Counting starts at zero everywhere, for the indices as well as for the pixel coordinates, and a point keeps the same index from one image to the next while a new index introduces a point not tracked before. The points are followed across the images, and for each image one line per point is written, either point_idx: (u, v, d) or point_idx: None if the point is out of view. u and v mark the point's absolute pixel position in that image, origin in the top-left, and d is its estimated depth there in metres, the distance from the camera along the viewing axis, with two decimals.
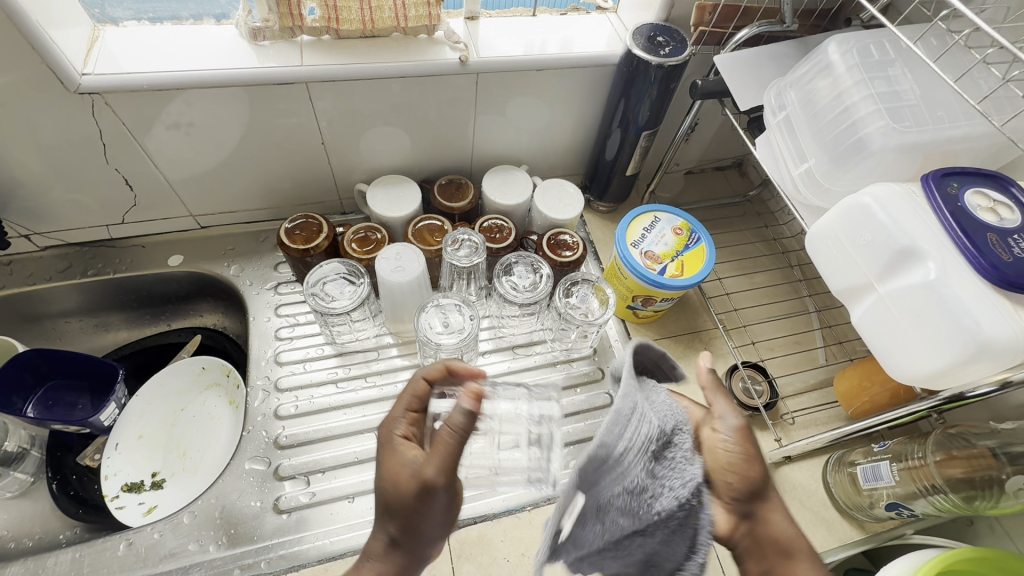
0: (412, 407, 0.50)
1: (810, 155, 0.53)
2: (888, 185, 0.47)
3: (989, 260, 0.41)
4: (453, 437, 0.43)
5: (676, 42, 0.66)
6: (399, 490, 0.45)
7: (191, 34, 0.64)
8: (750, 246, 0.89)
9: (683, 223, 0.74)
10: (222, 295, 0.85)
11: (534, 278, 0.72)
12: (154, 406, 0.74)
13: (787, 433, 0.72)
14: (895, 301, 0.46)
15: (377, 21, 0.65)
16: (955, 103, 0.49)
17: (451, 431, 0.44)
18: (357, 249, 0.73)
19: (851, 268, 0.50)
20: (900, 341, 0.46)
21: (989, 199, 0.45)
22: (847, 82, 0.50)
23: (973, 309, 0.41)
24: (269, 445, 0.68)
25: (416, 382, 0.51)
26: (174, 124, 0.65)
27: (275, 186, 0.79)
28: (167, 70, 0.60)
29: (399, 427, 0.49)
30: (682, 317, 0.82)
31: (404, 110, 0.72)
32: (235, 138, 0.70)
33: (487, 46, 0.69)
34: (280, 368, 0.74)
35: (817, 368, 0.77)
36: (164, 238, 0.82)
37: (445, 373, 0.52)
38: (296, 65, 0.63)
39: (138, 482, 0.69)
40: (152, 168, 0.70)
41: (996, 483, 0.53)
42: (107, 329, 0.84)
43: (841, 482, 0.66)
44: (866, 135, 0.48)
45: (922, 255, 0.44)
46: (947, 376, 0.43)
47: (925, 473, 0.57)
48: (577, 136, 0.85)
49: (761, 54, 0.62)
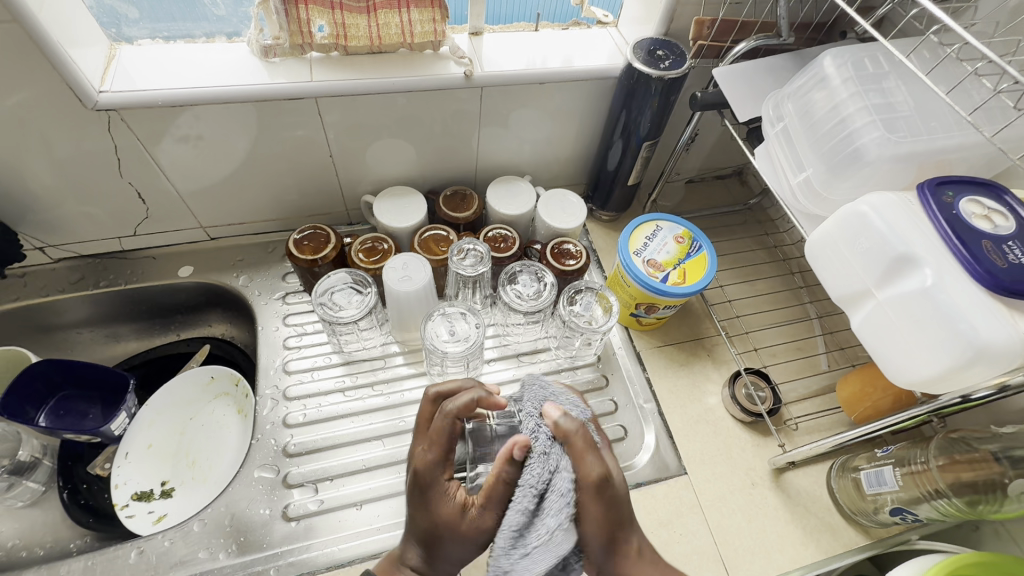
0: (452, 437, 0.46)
1: (808, 165, 0.55)
2: (884, 194, 0.48)
3: (986, 267, 0.42)
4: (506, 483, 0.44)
5: (675, 55, 0.68)
6: (451, 528, 0.45)
7: (203, 51, 0.66)
8: (752, 254, 0.90)
9: (685, 232, 0.75)
10: (230, 305, 0.86)
11: (538, 286, 0.73)
12: (164, 415, 0.75)
13: (791, 439, 0.73)
14: (893, 307, 0.47)
15: (384, 37, 0.67)
16: (948, 114, 0.50)
17: (500, 484, 0.45)
18: (364, 259, 0.75)
19: (851, 275, 0.50)
20: (900, 347, 0.47)
21: (984, 207, 0.46)
22: (843, 94, 0.51)
23: (969, 314, 0.42)
24: (278, 454, 0.69)
25: (443, 416, 0.45)
26: (184, 137, 0.67)
27: (284, 198, 0.81)
28: (182, 87, 0.62)
29: (443, 467, 0.46)
30: (684, 325, 0.83)
31: (409, 123, 0.74)
32: (244, 151, 0.71)
33: (490, 60, 0.71)
34: (288, 377, 0.75)
35: (819, 374, 0.78)
36: (174, 250, 0.83)
37: (469, 405, 0.46)
38: (305, 80, 0.65)
39: (147, 491, 0.69)
40: (164, 182, 0.72)
41: (999, 486, 0.53)
42: (117, 340, 0.86)
43: (845, 488, 0.67)
44: (862, 146, 0.49)
45: (918, 262, 0.45)
46: (946, 380, 0.44)
47: (928, 478, 0.58)
48: (579, 148, 0.86)
49: (758, 66, 0.64)
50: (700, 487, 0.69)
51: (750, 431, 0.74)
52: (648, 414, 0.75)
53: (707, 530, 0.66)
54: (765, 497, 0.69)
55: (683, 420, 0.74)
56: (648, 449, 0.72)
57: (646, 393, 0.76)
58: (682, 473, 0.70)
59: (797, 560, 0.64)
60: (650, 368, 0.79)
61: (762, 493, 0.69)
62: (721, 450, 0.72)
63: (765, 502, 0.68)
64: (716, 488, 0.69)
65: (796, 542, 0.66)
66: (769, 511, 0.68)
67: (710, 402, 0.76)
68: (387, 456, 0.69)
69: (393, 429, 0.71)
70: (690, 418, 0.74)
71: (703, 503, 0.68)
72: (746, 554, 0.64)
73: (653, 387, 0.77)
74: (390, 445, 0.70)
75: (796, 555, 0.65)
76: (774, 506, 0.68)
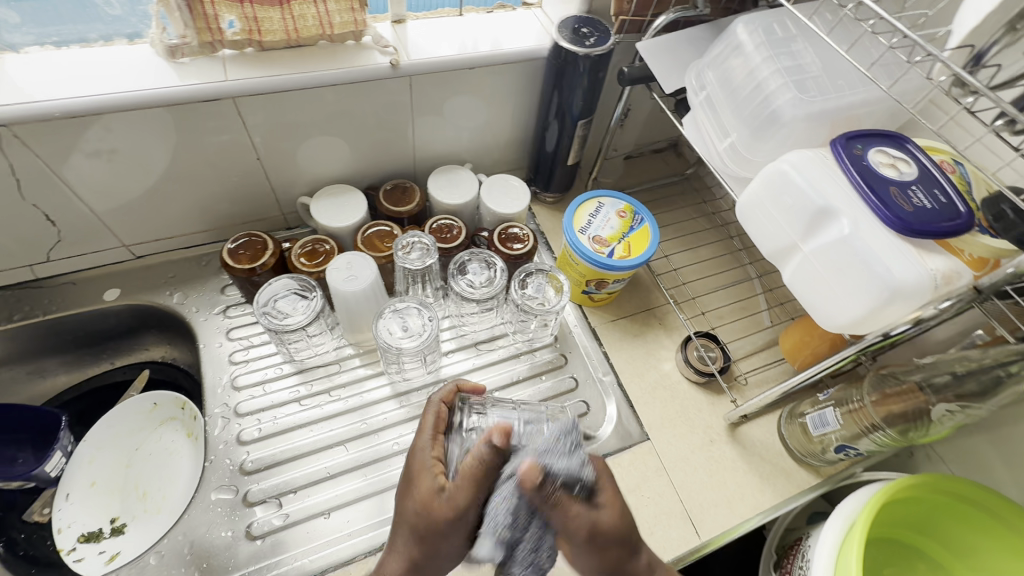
0: (477, 478, 0.44)
1: (732, 130, 0.57)
2: (802, 152, 0.51)
3: (894, 212, 0.45)
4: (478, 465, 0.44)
5: (600, 32, 0.69)
6: (431, 520, 0.45)
7: (101, 56, 0.61)
8: (693, 222, 0.94)
9: (626, 206, 0.77)
10: (166, 325, 0.81)
11: (488, 273, 0.73)
12: (106, 449, 0.71)
13: (742, 393, 0.76)
14: (818, 257, 0.50)
15: (302, 30, 0.64)
16: (851, 72, 0.53)
17: (478, 460, 0.44)
18: (306, 262, 0.72)
19: (778, 231, 0.53)
20: (828, 295, 0.50)
21: (889, 156, 0.49)
22: (756, 61, 0.54)
23: (884, 257, 0.45)
24: (234, 473, 0.66)
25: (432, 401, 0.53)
26: (96, 152, 0.62)
27: (212, 208, 0.76)
28: (82, 95, 0.57)
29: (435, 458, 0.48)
30: (635, 297, 0.85)
31: (342, 119, 0.71)
32: (164, 161, 0.67)
33: (417, 48, 0.70)
34: (238, 393, 0.72)
35: (763, 330, 0.82)
36: (96, 273, 0.77)
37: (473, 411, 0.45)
38: (220, 79, 0.62)
39: (95, 531, 0.65)
40: (74, 201, 0.66)
41: (924, 414, 0.59)
42: (43, 376, 0.79)
43: (794, 433, 0.71)
44: (777, 108, 0.52)
45: (836, 213, 0.48)
46: (868, 320, 0.48)
47: (864, 414, 0.62)
48: (517, 131, 0.86)
49: (679, 37, 0.65)
50: (663, 451, 0.71)
51: (705, 391, 0.77)
52: (608, 387, 0.77)
53: (673, 490, 0.68)
54: (724, 451, 0.72)
55: (642, 389, 0.76)
56: (611, 421, 0.74)
57: (604, 366, 0.78)
58: (645, 439, 0.72)
59: (758, 506, 0.68)
60: (606, 342, 0.81)
61: (720, 447, 0.72)
62: (679, 412, 0.75)
63: (724, 456, 0.72)
64: (678, 449, 0.72)
65: (754, 490, 0.69)
66: (728, 465, 0.71)
67: (666, 367, 0.79)
68: (352, 460, 0.68)
69: (356, 432, 0.70)
70: (648, 386, 0.77)
71: (668, 465, 0.70)
72: (710, 507, 0.67)
73: (611, 359, 0.79)
74: (354, 449, 0.69)
75: (756, 501, 0.68)
76: (732, 459, 0.71)
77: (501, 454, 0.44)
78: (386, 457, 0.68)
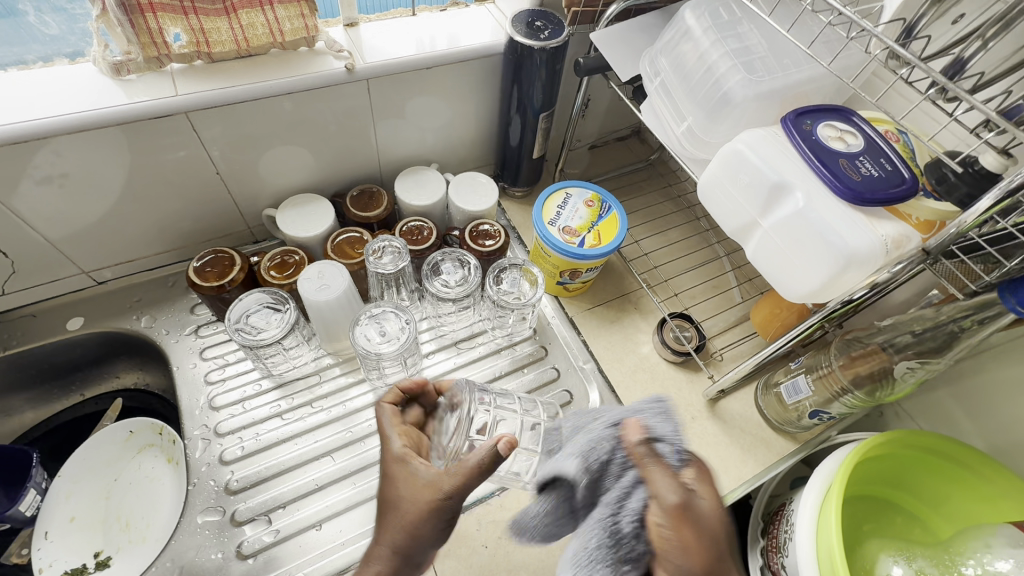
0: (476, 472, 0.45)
1: (688, 114, 0.58)
2: (755, 131, 0.53)
3: (844, 182, 0.47)
4: (478, 461, 0.45)
5: (553, 25, 0.69)
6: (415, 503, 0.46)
7: (41, 78, 0.59)
8: (661, 207, 0.95)
9: (594, 194, 0.78)
10: (136, 350, 0.79)
11: (462, 272, 0.74)
12: (83, 482, 0.69)
13: (719, 368, 0.78)
14: (777, 231, 0.52)
15: (251, 39, 0.63)
16: (795, 50, 0.55)
17: (479, 455, 0.45)
18: (276, 275, 0.71)
19: (738, 209, 0.55)
20: (789, 267, 0.52)
21: (837, 129, 0.51)
22: (705, 44, 0.55)
23: (837, 227, 0.47)
24: (220, 493, 0.65)
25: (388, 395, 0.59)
26: (46, 178, 0.60)
27: (174, 226, 0.74)
28: (25, 120, 0.55)
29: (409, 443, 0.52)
30: (609, 284, 0.87)
31: (302, 127, 0.70)
32: (119, 181, 0.65)
33: (372, 50, 0.69)
34: (217, 413, 0.71)
35: (735, 306, 0.84)
36: (57, 302, 0.75)
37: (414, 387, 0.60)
38: (171, 94, 0.60)
39: (79, 566, 0.64)
40: (26, 230, 0.64)
41: (889, 373, 0.61)
42: (9, 414, 0.76)
43: (770, 403, 0.74)
44: (728, 89, 0.53)
45: (791, 187, 0.50)
46: (828, 288, 0.50)
47: (834, 378, 0.65)
48: (480, 127, 0.86)
49: (631, 26, 0.67)
50: None
51: (683, 370, 0.79)
52: (589, 374, 0.78)
53: None
54: (705, 427, 0.74)
55: (623, 373, 0.78)
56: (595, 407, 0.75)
57: (584, 354, 0.80)
58: None
59: (741, 476, 0.70)
60: (584, 330, 0.82)
61: (701, 423, 0.74)
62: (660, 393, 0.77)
63: (706, 432, 0.74)
64: None
65: (736, 461, 0.71)
66: (710, 439, 0.73)
67: (644, 350, 0.80)
68: (341, 470, 0.67)
69: (342, 441, 0.70)
70: (628, 370, 0.78)
71: None
72: None
73: (590, 347, 0.80)
74: (341, 459, 0.68)
75: (739, 471, 0.71)
76: (714, 434, 0.74)
77: (500, 457, 0.44)
78: (374, 463, 0.68)
